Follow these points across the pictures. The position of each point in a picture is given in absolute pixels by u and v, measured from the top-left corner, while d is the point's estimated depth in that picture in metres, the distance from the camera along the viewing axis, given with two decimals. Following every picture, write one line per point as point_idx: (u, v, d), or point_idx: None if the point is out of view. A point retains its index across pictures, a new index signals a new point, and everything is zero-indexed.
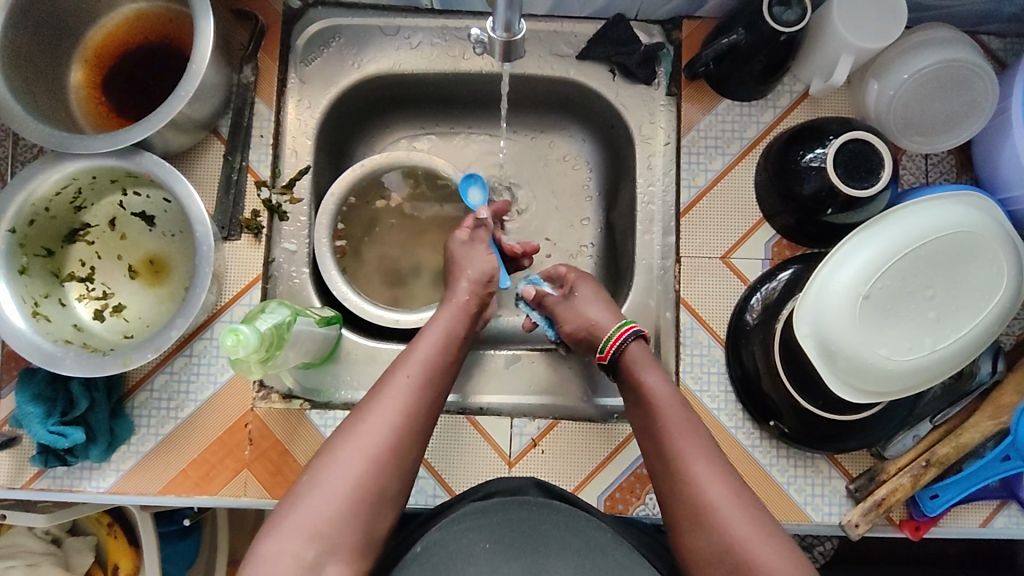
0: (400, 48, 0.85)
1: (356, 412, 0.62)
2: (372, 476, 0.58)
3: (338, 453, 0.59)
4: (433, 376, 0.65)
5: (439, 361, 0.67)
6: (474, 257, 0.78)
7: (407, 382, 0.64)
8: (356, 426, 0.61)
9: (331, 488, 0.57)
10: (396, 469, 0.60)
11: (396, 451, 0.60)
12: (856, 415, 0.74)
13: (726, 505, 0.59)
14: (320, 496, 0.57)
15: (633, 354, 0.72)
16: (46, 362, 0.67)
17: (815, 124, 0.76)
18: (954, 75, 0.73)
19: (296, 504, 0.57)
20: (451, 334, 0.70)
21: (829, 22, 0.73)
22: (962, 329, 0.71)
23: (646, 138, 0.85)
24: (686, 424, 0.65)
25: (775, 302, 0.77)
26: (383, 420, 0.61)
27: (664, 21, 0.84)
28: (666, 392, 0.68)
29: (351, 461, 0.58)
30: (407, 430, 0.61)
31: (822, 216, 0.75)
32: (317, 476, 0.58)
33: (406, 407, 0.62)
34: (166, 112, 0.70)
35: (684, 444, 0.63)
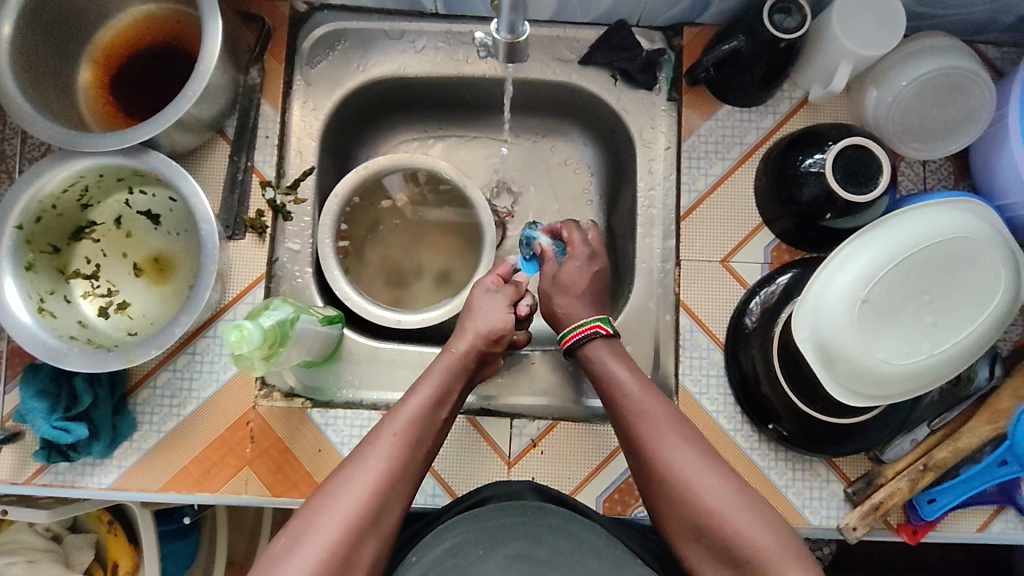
0: (404, 51, 0.86)
1: (355, 455, 0.61)
2: (350, 541, 0.57)
3: (318, 515, 0.58)
4: (420, 437, 0.63)
5: (428, 418, 0.65)
6: (489, 314, 0.72)
7: (391, 444, 0.62)
8: (338, 487, 0.59)
9: (308, 551, 0.55)
10: (374, 536, 0.58)
11: (375, 517, 0.58)
12: (855, 419, 0.74)
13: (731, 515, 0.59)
14: (297, 560, 0.55)
15: (597, 354, 0.71)
16: (51, 358, 0.68)
17: (815, 130, 0.77)
18: (953, 82, 0.73)
19: (273, 568, 0.55)
20: (444, 390, 0.67)
21: (829, 30, 0.74)
22: (959, 334, 0.71)
23: (647, 142, 0.86)
24: (654, 409, 0.65)
25: (774, 305, 0.77)
26: (378, 466, 0.60)
27: (666, 27, 0.85)
28: (629, 379, 0.68)
29: (331, 523, 0.57)
30: (387, 496, 0.59)
31: (821, 220, 0.76)
32: (295, 536, 0.57)
33: (388, 471, 0.60)
34: (174, 112, 0.71)
35: (653, 429, 0.64)
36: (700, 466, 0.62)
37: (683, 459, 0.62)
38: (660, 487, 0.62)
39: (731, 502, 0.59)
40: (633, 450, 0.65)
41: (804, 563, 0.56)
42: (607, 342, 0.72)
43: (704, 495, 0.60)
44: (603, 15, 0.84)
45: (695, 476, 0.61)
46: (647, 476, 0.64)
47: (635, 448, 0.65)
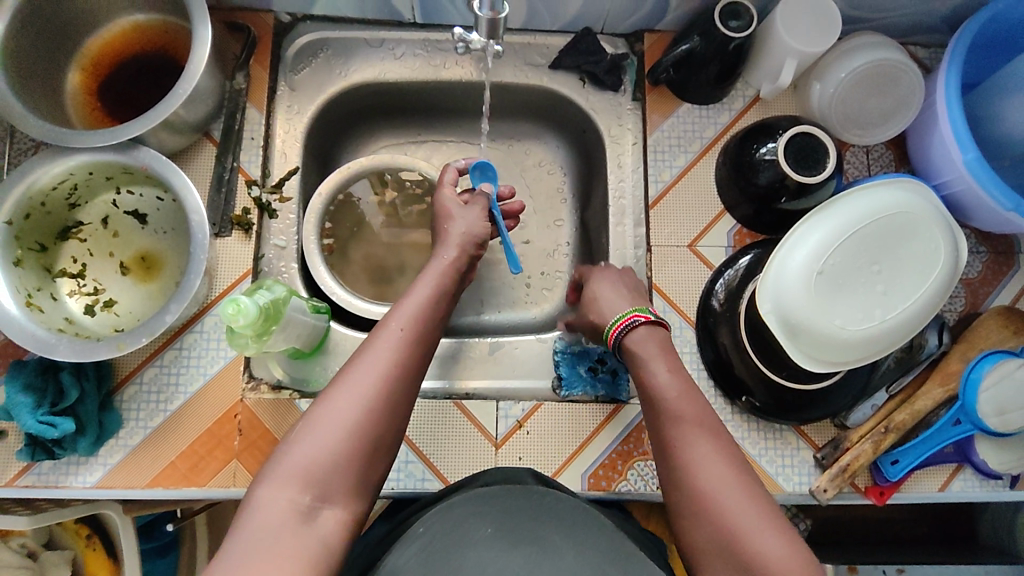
0: (384, 58, 0.91)
1: (351, 361, 0.63)
2: (366, 422, 0.59)
3: (332, 398, 0.59)
4: (424, 326, 0.67)
5: (429, 312, 0.68)
6: (466, 220, 0.80)
7: (397, 331, 0.65)
8: (348, 373, 0.61)
9: (325, 433, 0.57)
10: (389, 416, 0.60)
11: (388, 398, 0.61)
12: (819, 385, 0.78)
13: (742, 520, 0.56)
14: (315, 441, 0.57)
15: (638, 339, 0.70)
16: (39, 349, 0.68)
17: (767, 123, 0.84)
18: (886, 73, 0.81)
19: (291, 450, 0.57)
20: (440, 287, 0.72)
21: (773, 30, 0.81)
22: (909, 300, 0.77)
23: (615, 138, 0.92)
24: (690, 413, 0.63)
25: (738, 284, 0.83)
26: (375, 370, 0.61)
27: (628, 34, 0.92)
28: (669, 382, 0.66)
29: (347, 404, 0.59)
30: (398, 380, 0.62)
31: (777, 204, 0.82)
32: (311, 421, 0.59)
33: (397, 355, 0.63)
34: (163, 110, 0.73)
35: (685, 434, 0.62)
36: (727, 479, 0.59)
37: (710, 467, 0.59)
38: (682, 492, 0.60)
39: (744, 510, 0.57)
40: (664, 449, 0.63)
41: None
42: (663, 335, 0.71)
43: (724, 508, 0.57)
44: (570, 23, 0.90)
45: (718, 486, 0.58)
46: (672, 480, 0.61)
47: (665, 448, 0.63)
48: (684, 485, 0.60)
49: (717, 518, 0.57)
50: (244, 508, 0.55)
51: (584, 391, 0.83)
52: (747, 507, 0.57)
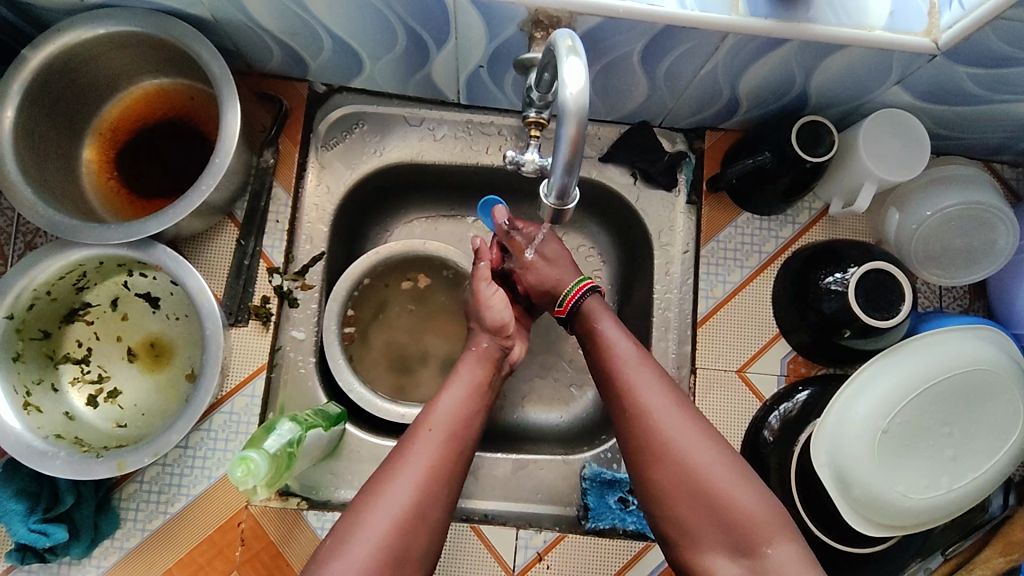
0: (422, 138, 0.84)
1: (382, 470, 0.62)
2: (400, 537, 0.58)
3: (364, 513, 0.58)
4: (460, 432, 0.66)
5: (465, 412, 0.68)
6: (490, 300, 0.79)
7: (433, 435, 0.64)
8: (384, 486, 0.60)
9: (357, 548, 0.56)
10: (422, 531, 0.59)
11: (421, 514, 0.59)
12: (871, 548, 0.72)
13: (711, 469, 0.61)
14: (346, 558, 0.55)
15: (591, 307, 0.75)
16: (33, 462, 0.64)
17: (836, 249, 0.77)
18: (976, 215, 0.74)
19: (322, 569, 0.55)
20: (471, 388, 0.71)
21: (854, 152, 0.74)
22: (977, 469, 0.71)
23: (664, 243, 0.84)
24: (636, 367, 0.68)
25: (794, 422, 0.76)
26: (409, 478, 0.60)
27: (688, 130, 0.85)
28: (628, 348, 0.69)
29: (382, 519, 0.58)
30: (432, 493, 0.61)
31: (839, 338, 0.75)
32: (342, 540, 0.57)
33: (433, 463, 0.62)
34: (185, 206, 0.68)
35: (638, 382, 0.67)
36: (682, 420, 0.64)
37: (666, 412, 0.64)
38: (643, 447, 0.64)
39: (711, 462, 0.61)
40: (619, 408, 0.67)
41: (787, 532, 0.58)
42: (599, 298, 0.76)
43: (690, 454, 0.62)
44: (626, 116, 0.83)
45: (676, 430, 0.63)
46: (634, 457, 0.65)
47: (622, 417, 0.66)
48: (644, 439, 0.64)
49: (680, 462, 0.62)
50: None
51: (612, 523, 0.78)
52: (709, 450, 0.62)
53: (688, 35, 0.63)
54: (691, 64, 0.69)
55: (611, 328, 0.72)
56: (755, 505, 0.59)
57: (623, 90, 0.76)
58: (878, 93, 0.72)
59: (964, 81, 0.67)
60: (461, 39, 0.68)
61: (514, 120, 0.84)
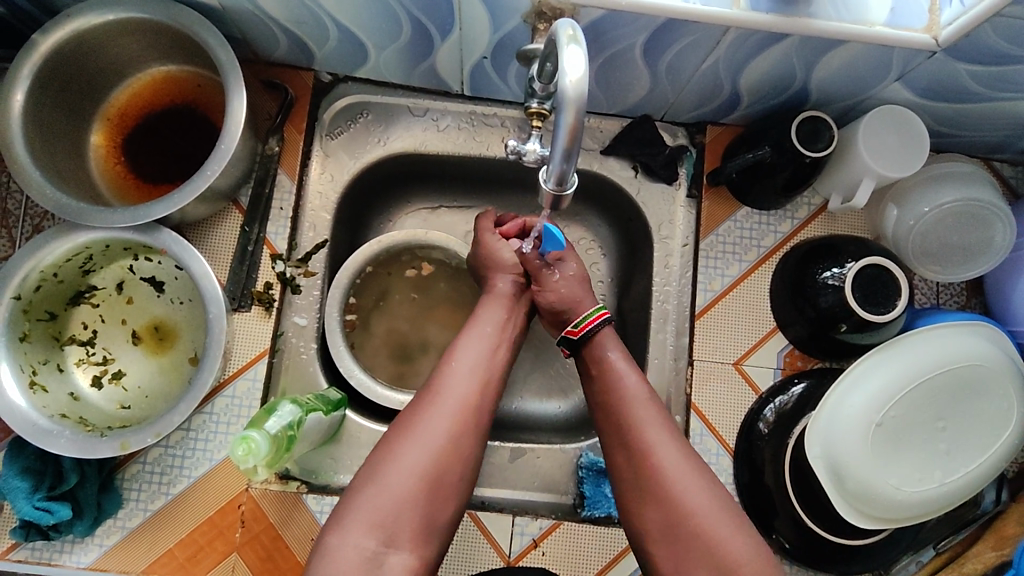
0: (426, 128, 0.85)
1: (418, 401, 0.65)
2: (436, 465, 0.60)
3: (401, 443, 0.61)
4: (489, 373, 0.68)
5: (493, 355, 0.70)
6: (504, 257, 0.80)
7: (463, 373, 0.67)
8: (420, 418, 0.63)
9: (395, 477, 0.59)
10: (457, 461, 0.62)
11: (456, 446, 0.62)
12: (863, 540, 0.73)
13: (709, 516, 0.60)
14: (384, 485, 0.58)
15: (605, 340, 0.72)
16: (38, 439, 0.65)
17: (833, 244, 0.77)
18: (973, 212, 0.75)
19: (359, 494, 0.58)
20: (498, 331, 0.73)
21: (853, 148, 0.75)
22: (970, 463, 0.72)
23: (664, 236, 0.84)
24: (643, 405, 0.66)
25: (789, 415, 0.77)
26: (445, 408, 0.63)
27: (689, 124, 0.86)
28: (634, 381, 0.68)
29: (419, 442, 0.61)
30: (466, 422, 0.64)
31: (835, 332, 0.76)
32: (378, 467, 0.60)
33: (466, 399, 0.65)
34: (190, 191, 0.69)
35: (646, 420, 0.65)
36: (683, 464, 0.62)
37: (670, 456, 0.63)
38: (644, 485, 0.62)
39: (709, 508, 0.60)
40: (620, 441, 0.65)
41: None
42: (611, 332, 0.73)
43: (685, 497, 0.60)
44: (628, 109, 0.84)
45: (676, 474, 0.62)
46: (628, 459, 0.64)
47: (622, 444, 0.65)
48: (646, 478, 0.62)
49: (677, 506, 0.60)
50: (313, 555, 0.56)
51: (608, 512, 0.79)
52: (704, 496, 0.61)
53: (690, 28, 0.64)
54: (693, 58, 0.70)
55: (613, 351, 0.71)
56: (745, 557, 0.58)
57: (625, 83, 0.77)
58: (879, 89, 0.73)
59: (963, 78, 0.67)
60: (465, 30, 0.69)
61: (517, 112, 0.85)
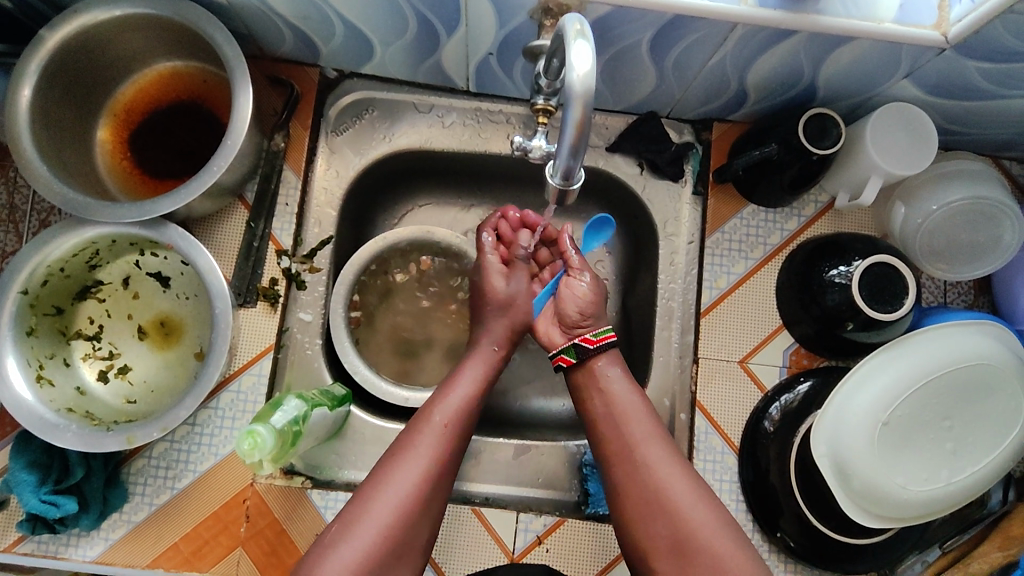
0: (431, 125, 0.85)
1: (389, 458, 0.64)
2: (403, 525, 0.60)
3: (370, 501, 0.60)
4: (461, 427, 0.67)
5: (469, 406, 0.69)
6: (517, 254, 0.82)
7: (438, 427, 0.66)
8: (391, 475, 0.62)
9: (363, 536, 0.58)
10: (422, 521, 0.61)
11: (423, 505, 0.62)
12: (868, 539, 0.73)
13: (712, 531, 0.60)
14: (352, 544, 0.58)
15: (613, 357, 0.73)
16: (44, 433, 0.66)
17: (841, 241, 0.77)
18: (981, 211, 0.74)
19: (327, 553, 0.57)
20: (476, 381, 0.72)
21: (861, 146, 0.74)
22: (977, 463, 0.71)
23: (670, 234, 0.84)
24: (643, 419, 0.67)
25: (794, 413, 0.76)
26: (417, 466, 0.62)
27: (695, 121, 0.85)
28: (635, 404, 0.68)
29: (389, 502, 0.60)
30: (436, 481, 0.63)
31: (842, 330, 0.75)
32: (349, 522, 0.59)
33: (438, 454, 0.64)
34: (196, 186, 0.69)
35: (641, 434, 0.66)
36: (684, 480, 0.63)
37: (670, 472, 0.63)
38: (647, 500, 0.62)
39: (712, 523, 0.61)
40: (619, 467, 0.65)
41: None
42: (618, 355, 0.73)
43: (688, 513, 0.61)
44: (634, 106, 0.83)
45: (678, 490, 0.62)
46: (617, 498, 0.65)
47: (626, 469, 0.65)
48: (648, 488, 0.63)
49: (681, 522, 0.61)
50: None
51: None
52: (705, 511, 0.61)
53: (697, 25, 0.64)
54: (699, 55, 0.69)
55: (612, 368, 0.71)
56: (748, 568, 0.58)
57: (631, 80, 0.77)
58: (887, 86, 0.72)
59: (972, 75, 0.67)
60: (471, 27, 0.69)
61: (523, 109, 0.85)
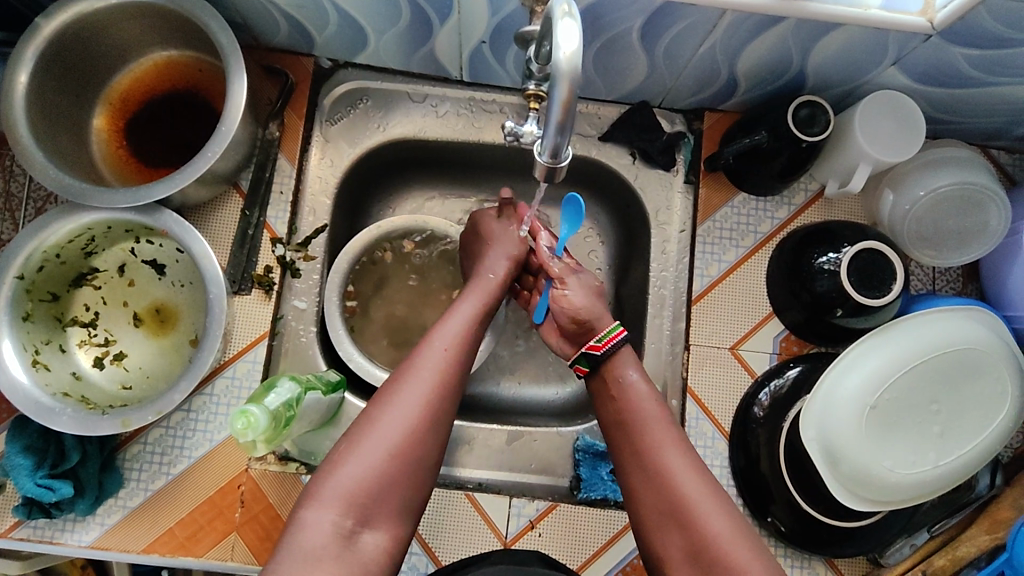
0: (425, 114, 0.85)
1: (395, 378, 0.64)
2: (412, 444, 0.60)
3: (376, 419, 0.60)
4: (463, 350, 0.67)
5: (467, 330, 0.69)
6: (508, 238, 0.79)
7: (440, 349, 0.66)
8: (397, 393, 0.62)
9: (371, 453, 0.58)
10: (431, 440, 0.61)
11: (431, 423, 0.61)
12: (857, 522, 0.73)
13: (730, 543, 0.57)
14: (360, 460, 0.58)
15: (622, 359, 0.71)
16: (40, 417, 0.66)
17: (830, 229, 0.77)
18: (967, 197, 0.76)
19: (335, 470, 0.58)
20: (476, 308, 0.72)
21: (850, 133, 0.75)
22: (965, 446, 0.72)
23: (662, 223, 0.85)
24: (663, 427, 0.65)
25: (784, 399, 0.77)
26: (423, 383, 0.63)
27: (687, 111, 0.86)
28: (646, 394, 0.68)
29: (396, 418, 0.60)
30: (443, 398, 0.63)
31: (831, 316, 0.76)
32: (358, 437, 0.60)
33: (441, 375, 0.64)
34: (191, 172, 0.70)
35: (659, 441, 0.64)
36: (703, 488, 0.60)
37: (689, 481, 0.61)
38: (664, 513, 0.60)
39: (731, 535, 0.57)
40: (636, 463, 0.64)
41: None
42: (631, 353, 0.72)
43: (705, 520, 0.58)
44: (626, 95, 0.84)
45: (698, 500, 0.60)
46: (635, 459, 0.64)
47: (642, 455, 0.64)
48: (668, 501, 0.60)
49: (699, 532, 0.58)
50: (288, 529, 0.55)
51: (604, 495, 0.79)
52: (725, 521, 0.58)
53: (688, 12, 0.64)
54: (690, 43, 0.70)
55: (630, 370, 0.70)
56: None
57: (623, 68, 0.77)
58: (875, 74, 0.73)
59: (959, 63, 0.67)
60: (464, 15, 0.69)
61: (516, 98, 0.85)
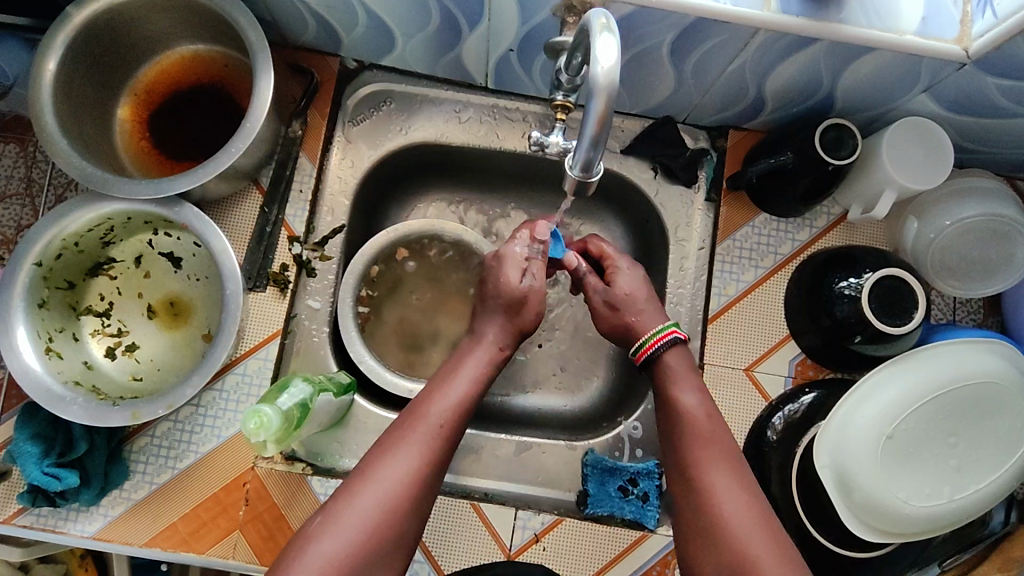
0: (447, 119, 0.85)
1: (378, 452, 0.61)
2: (387, 524, 0.57)
3: (359, 490, 0.58)
4: (457, 425, 0.65)
5: (469, 402, 0.66)
6: (506, 279, 0.73)
7: (434, 420, 0.63)
8: (379, 466, 0.59)
9: (348, 529, 0.55)
10: (410, 522, 0.58)
11: (411, 498, 0.59)
12: (868, 552, 0.72)
13: (724, 494, 0.60)
14: (336, 537, 0.55)
15: (670, 363, 0.70)
16: (51, 405, 0.66)
17: (851, 253, 0.77)
18: (995, 228, 0.75)
19: (310, 545, 0.54)
20: (480, 377, 0.69)
21: (878, 159, 0.74)
22: (981, 481, 0.71)
23: (680, 239, 0.84)
24: (710, 442, 0.63)
25: (799, 423, 0.76)
26: (406, 462, 0.60)
27: (711, 128, 0.85)
28: (696, 404, 0.66)
29: (373, 495, 0.57)
30: (427, 476, 0.60)
31: (850, 342, 0.75)
32: (334, 514, 0.56)
33: (430, 453, 0.61)
34: (213, 167, 0.70)
35: (704, 457, 0.62)
36: (743, 506, 0.59)
37: (702, 443, 0.63)
38: (684, 474, 0.63)
39: (729, 492, 0.60)
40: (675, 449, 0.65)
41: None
42: (683, 349, 0.71)
43: (704, 472, 0.62)
44: (651, 109, 0.84)
45: (735, 516, 0.58)
46: (676, 456, 0.65)
47: (676, 434, 0.66)
48: (700, 502, 0.60)
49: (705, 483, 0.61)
50: None
51: (610, 511, 0.78)
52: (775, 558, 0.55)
53: (719, 29, 0.64)
54: (719, 59, 0.69)
55: (687, 395, 0.67)
56: None
57: (650, 82, 0.77)
58: (905, 100, 0.73)
59: (993, 93, 0.66)
60: (494, 22, 0.69)
61: (540, 106, 0.85)
